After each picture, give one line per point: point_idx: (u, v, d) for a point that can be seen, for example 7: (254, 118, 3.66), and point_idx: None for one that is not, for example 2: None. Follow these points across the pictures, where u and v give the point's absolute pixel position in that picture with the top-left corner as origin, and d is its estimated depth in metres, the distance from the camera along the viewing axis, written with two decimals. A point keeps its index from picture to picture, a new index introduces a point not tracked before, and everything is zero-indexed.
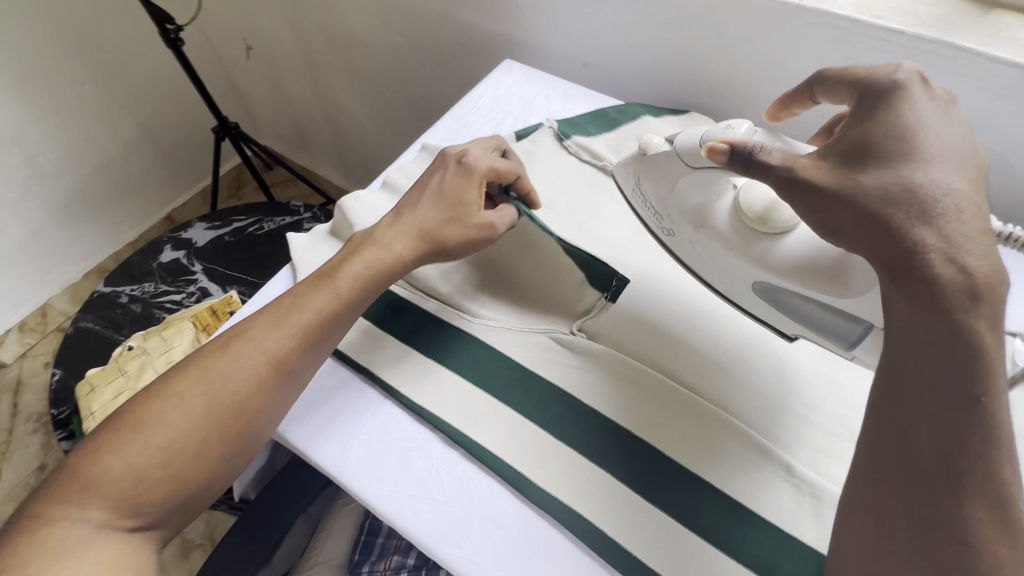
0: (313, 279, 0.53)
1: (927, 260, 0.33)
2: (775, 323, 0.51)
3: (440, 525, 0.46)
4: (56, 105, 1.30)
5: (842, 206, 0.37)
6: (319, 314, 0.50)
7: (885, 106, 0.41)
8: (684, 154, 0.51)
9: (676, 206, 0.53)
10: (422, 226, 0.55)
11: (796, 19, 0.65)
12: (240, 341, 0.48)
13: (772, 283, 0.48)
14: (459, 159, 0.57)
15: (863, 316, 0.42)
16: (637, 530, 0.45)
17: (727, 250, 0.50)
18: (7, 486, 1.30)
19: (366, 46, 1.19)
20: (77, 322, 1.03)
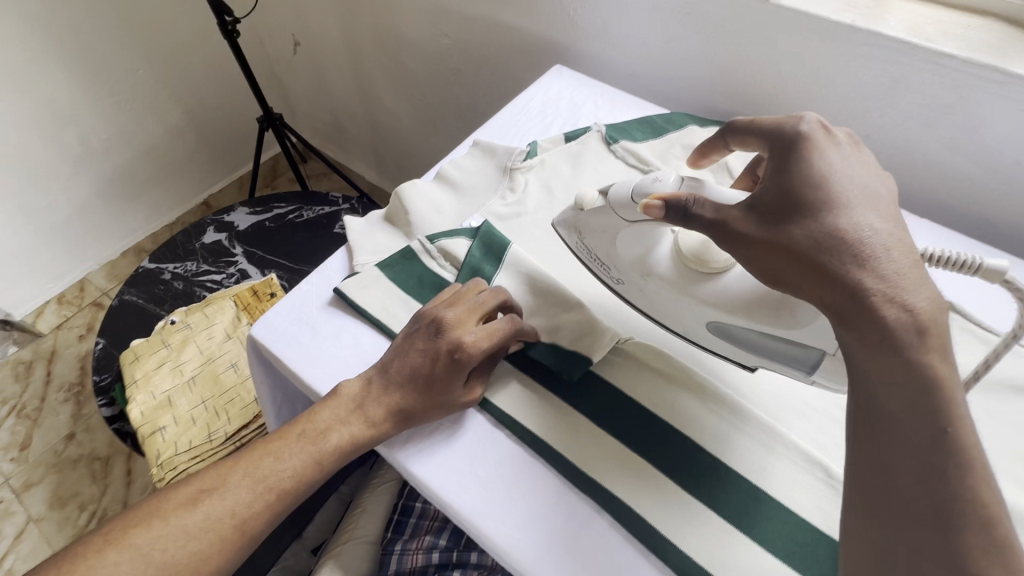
0: (293, 434, 0.50)
1: (872, 302, 0.35)
2: (735, 356, 0.53)
3: (486, 502, 0.48)
4: (111, 87, 1.36)
5: (786, 256, 0.39)
6: (295, 477, 0.48)
7: (802, 153, 0.43)
8: (617, 208, 0.51)
9: (620, 259, 0.55)
10: (407, 412, 0.50)
11: (847, 39, 0.66)
12: (211, 497, 0.47)
13: (728, 322, 0.50)
14: (455, 343, 0.50)
15: (809, 342, 0.45)
16: (676, 517, 0.46)
17: (679, 292, 0.52)
18: (36, 451, 1.33)
19: (413, 46, 1.22)
20: (120, 294, 1.07)
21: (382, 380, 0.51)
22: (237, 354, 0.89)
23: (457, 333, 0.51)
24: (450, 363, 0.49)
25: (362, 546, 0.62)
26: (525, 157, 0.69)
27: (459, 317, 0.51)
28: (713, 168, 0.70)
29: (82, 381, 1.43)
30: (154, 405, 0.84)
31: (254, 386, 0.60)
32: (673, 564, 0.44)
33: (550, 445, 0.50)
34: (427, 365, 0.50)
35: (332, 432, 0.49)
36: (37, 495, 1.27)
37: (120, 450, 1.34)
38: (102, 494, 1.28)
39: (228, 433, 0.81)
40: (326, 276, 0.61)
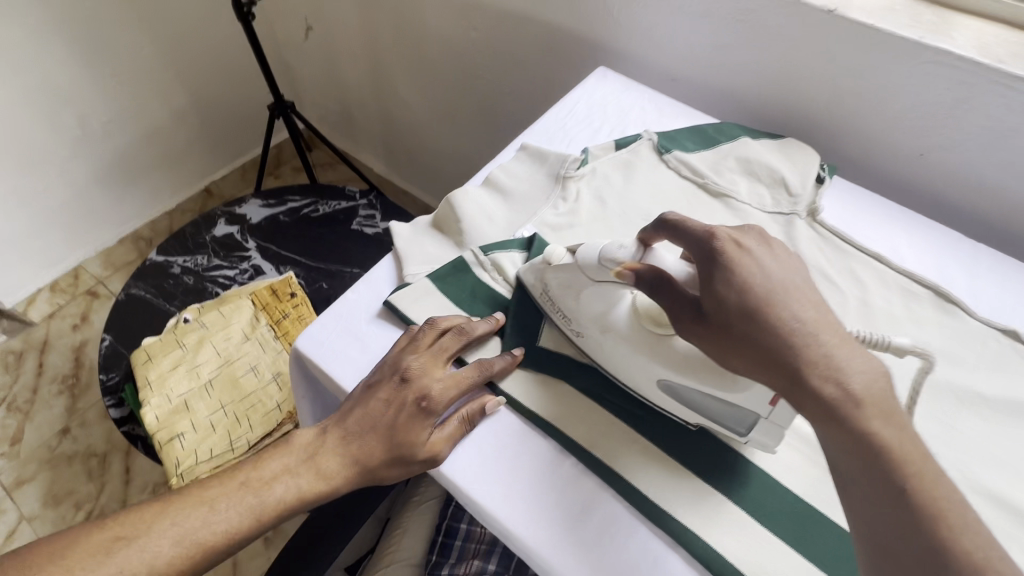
0: (237, 482, 0.45)
1: (812, 383, 0.37)
2: (678, 415, 0.50)
3: (556, 538, 0.45)
4: (113, 66, 1.29)
5: (729, 352, 0.40)
6: (229, 534, 0.44)
7: (717, 260, 0.42)
8: (585, 269, 0.49)
9: (582, 313, 0.51)
10: (363, 464, 0.46)
11: (912, 56, 0.65)
12: (129, 546, 0.42)
13: (676, 382, 0.47)
14: (419, 397, 0.47)
15: (746, 405, 0.44)
16: (750, 550, 0.44)
17: (633, 351, 0.48)
18: (29, 446, 1.27)
19: (437, 37, 1.18)
20: (127, 288, 1.02)
21: (338, 431, 0.47)
22: (257, 357, 0.85)
23: (422, 377, 0.48)
24: (418, 411, 0.47)
25: (407, 569, 0.63)
26: (578, 165, 0.66)
27: (425, 363, 0.49)
28: (771, 184, 0.68)
29: (77, 373, 1.37)
30: (170, 409, 0.79)
31: (295, 400, 0.57)
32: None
33: (620, 475, 0.47)
34: (391, 414, 0.47)
35: (279, 486, 0.45)
36: (31, 493, 1.22)
37: (118, 447, 1.29)
38: (99, 492, 1.23)
39: (251, 441, 0.78)
40: (374, 286, 0.58)
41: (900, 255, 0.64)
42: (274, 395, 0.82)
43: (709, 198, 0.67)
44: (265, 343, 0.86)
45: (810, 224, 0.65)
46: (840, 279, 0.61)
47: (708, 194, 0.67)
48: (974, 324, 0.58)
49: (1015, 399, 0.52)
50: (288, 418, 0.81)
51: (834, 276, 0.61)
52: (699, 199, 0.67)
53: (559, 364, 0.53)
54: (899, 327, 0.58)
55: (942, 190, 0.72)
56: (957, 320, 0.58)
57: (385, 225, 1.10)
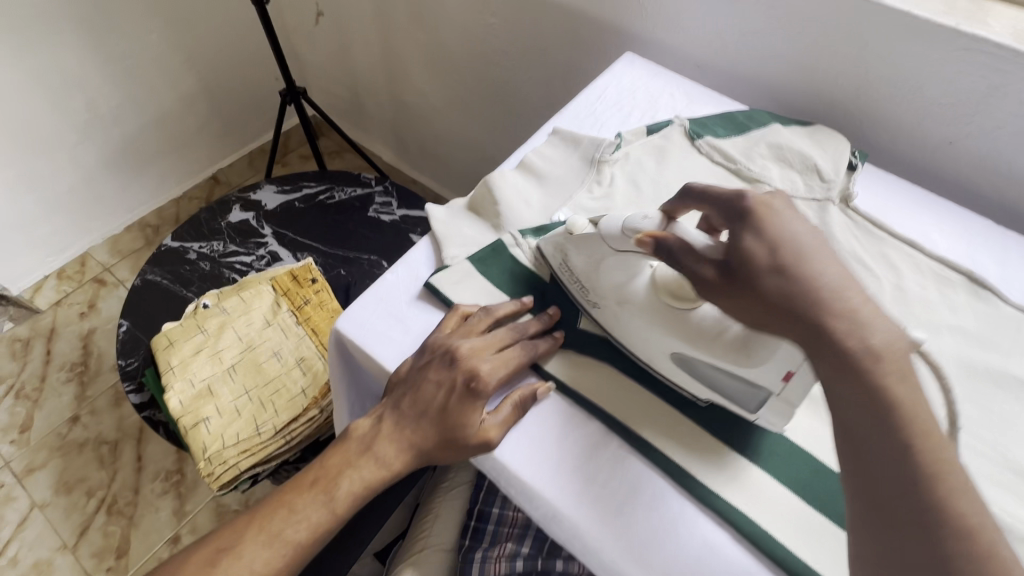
0: (308, 483, 0.48)
1: (837, 336, 0.35)
2: (688, 388, 0.49)
3: (603, 516, 0.45)
4: (123, 49, 1.27)
5: (750, 302, 0.39)
6: (311, 531, 0.47)
7: (747, 216, 0.41)
8: (607, 239, 0.48)
9: (601, 284, 0.50)
10: (421, 448, 0.47)
11: (947, 42, 0.64)
12: (228, 559, 0.46)
13: (690, 355, 0.46)
14: (468, 380, 0.47)
15: (760, 382, 0.43)
16: (800, 531, 0.44)
17: (648, 321, 0.48)
18: (39, 433, 1.26)
19: (454, 23, 1.17)
20: (143, 273, 1.01)
21: (394, 418, 0.48)
22: (280, 342, 0.84)
23: (473, 360, 0.48)
24: (467, 392, 0.47)
25: (440, 554, 0.64)
26: (613, 149, 0.66)
27: (476, 346, 0.49)
28: (803, 170, 0.67)
29: (86, 360, 1.36)
30: (194, 394, 0.79)
31: (332, 381, 0.58)
32: (786, 564, 0.42)
33: (665, 454, 0.47)
34: (442, 395, 0.47)
35: (345, 479, 0.47)
36: (42, 480, 1.21)
37: (129, 435, 1.28)
38: (111, 480, 1.22)
39: (277, 426, 0.78)
40: (412, 268, 0.58)
41: (931, 241, 0.64)
42: (299, 380, 0.81)
43: (741, 183, 0.67)
44: (288, 329, 0.86)
45: (843, 210, 0.65)
46: (874, 264, 0.61)
47: (740, 179, 0.67)
48: (1008, 309, 0.58)
49: None
50: (314, 403, 0.80)
51: (869, 262, 0.61)
52: (732, 184, 0.67)
53: (598, 346, 0.53)
54: (936, 313, 0.57)
55: (971, 178, 0.72)
56: (990, 305, 0.58)
57: (401, 213, 1.09)
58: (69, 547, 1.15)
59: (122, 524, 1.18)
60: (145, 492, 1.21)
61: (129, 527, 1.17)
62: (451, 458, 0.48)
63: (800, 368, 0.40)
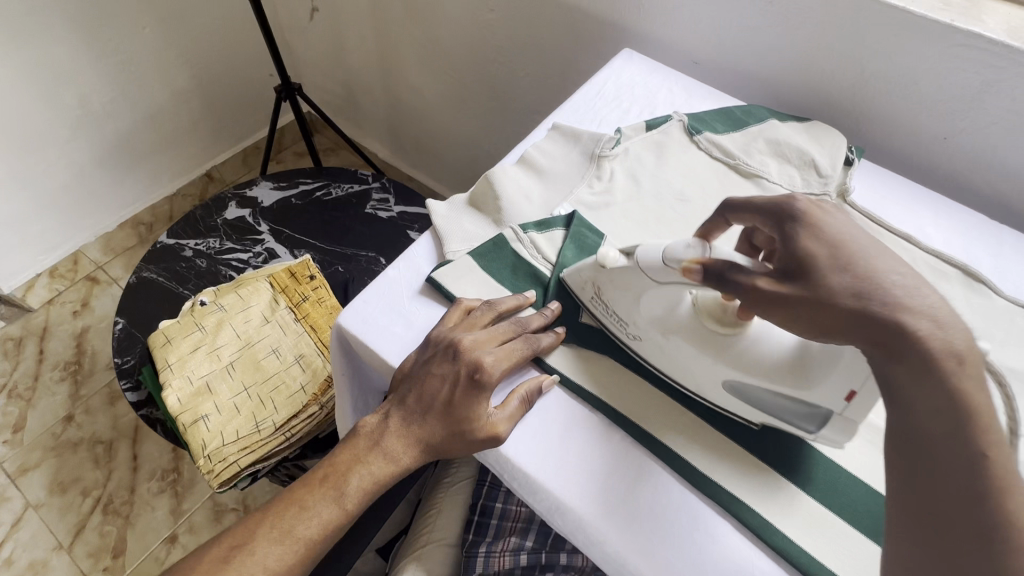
0: (317, 480, 0.48)
1: (915, 334, 0.33)
2: (738, 412, 0.48)
3: (610, 509, 0.45)
4: (115, 44, 1.25)
5: (823, 311, 0.37)
6: (322, 527, 0.47)
7: (797, 220, 0.41)
8: (649, 272, 0.46)
9: (643, 316, 0.48)
10: (429, 443, 0.47)
11: (943, 38, 0.65)
12: (240, 557, 0.46)
13: (744, 382, 0.45)
14: (472, 373, 0.47)
15: (818, 401, 0.42)
16: (801, 521, 0.44)
17: (697, 351, 0.46)
18: (32, 433, 1.25)
19: (450, 18, 1.16)
20: (139, 271, 1.00)
21: (400, 413, 0.48)
22: (279, 339, 0.84)
23: (476, 352, 0.48)
24: (471, 384, 0.47)
25: (442, 548, 0.64)
26: (612, 145, 0.66)
27: (479, 339, 0.49)
28: (801, 165, 0.68)
29: (79, 359, 1.35)
30: (193, 391, 0.78)
31: (333, 376, 0.58)
32: (788, 553, 0.43)
33: (668, 447, 0.48)
34: (447, 389, 0.47)
35: (354, 475, 0.47)
36: (36, 481, 1.20)
37: (124, 434, 1.27)
38: (107, 479, 1.21)
39: (277, 423, 0.78)
40: (414, 263, 0.58)
41: (926, 234, 0.65)
42: (298, 377, 0.81)
43: (740, 179, 0.68)
44: (287, 326, 0.85)
45: (840, 205, 0.66)
46: None
47: (739, 175, 0.67)
48: (1002, 302, 0.59)
49: None
50: (313, 400, 0.80)
51: None
52: (731, 180, 0.67)
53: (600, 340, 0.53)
54: None
55: (965, 173, 0.73)
56: (984, 297, 0.59)
57: (399, 209, 1.09)
58: (65, 547, 1.14)
59: (119, 523, 1.17)
60: (141, 491, 1.20)
61: (125, 526, 1.16)
62: (460, 453, 0.48)
63: (864, 386, 0.39)
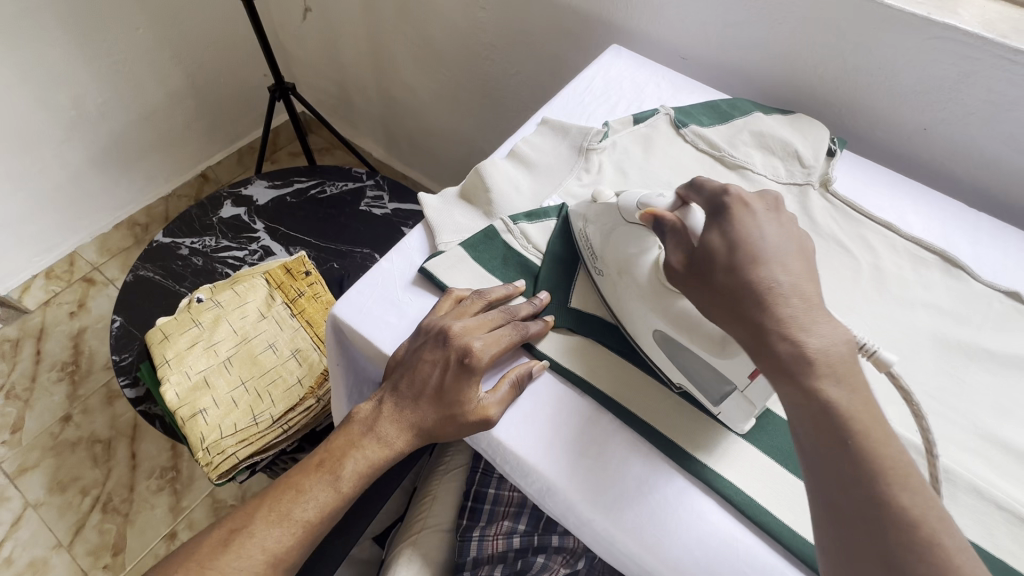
0: (313, 465, 0.49)
1: (770, 335, 0.38)
2: (665, 371, 0.51)
3: (596, 489, 0.47)
4: (108, 45, 1.26)
5: (707, 297, 0.42)
6: (319, 511, 0.48)
7: (719, 223, 0.43)
8: (623, 212, 0.53)
9: (610, 252, 0.53)
10: (421, 427, 0.49)
11: (920, 31, 0.67)
12: (240, 540, 0.47)
13: (672, 335, 0.48)
14: (462, 357, 0.48)
15: (728, 373, 0.45)
16: (783, 498, 0.46)
17: (641, 296, 0.50)
18: (31, 433, 1.26)
19: (442, 17, 1.18)
20: (135, 270, 1.01)
21: (394, 399, 0.50)
22: (274, 334, 0.85)
23: (466, 338, 0.49)
24: (461, 369, 0.48)
25: (437, 534, 0.65)
26: (601, 138, 0.68)
27: (469, 325, 0.50)
28: (784, 156, 0.70)
29: (76, 360, 1.36)
30: (190, 386, 0.79)
31: (328, 366, 0.59)
32: (770, 529, 0.44)
33: (654, 429, 0.49)
34: (438, 374, 0.49)
35: (350, 460, 0.49)
36: (35, 481, 1.20)
37: (122, 433, 1.27)
38: (105, 478, 1.22)
39: (275, 416, 0.79)
40: (407, 255, 0.59)
41: (906, 223, 0.66)
42: (295, 370, 0.82)
43: (725, 170, 0.69)
44: (283, 322, 0.86)
45: (822, 194, 0.67)
46: (853, 246, 0.63)
47: (724, 166, 0.69)
48: (979, 286, 0.60)
49: (1015, 354, 0.55)
50: (310, 393, 0.81)
51: (847, 243, 0.63)
52: (716, 171, 0.69)
53: (588, 327, 0.54)
54: (910, 290, 0.60)
55: (945, 163, 0.74)
56: (962, 282, 0.61)
57: (392, 206, 1.10)
58: (64, 545, 1.15)
59: (118, 521, 1.18)
60: (140, 489, 1.21)
61: (125, 524, 1.17)
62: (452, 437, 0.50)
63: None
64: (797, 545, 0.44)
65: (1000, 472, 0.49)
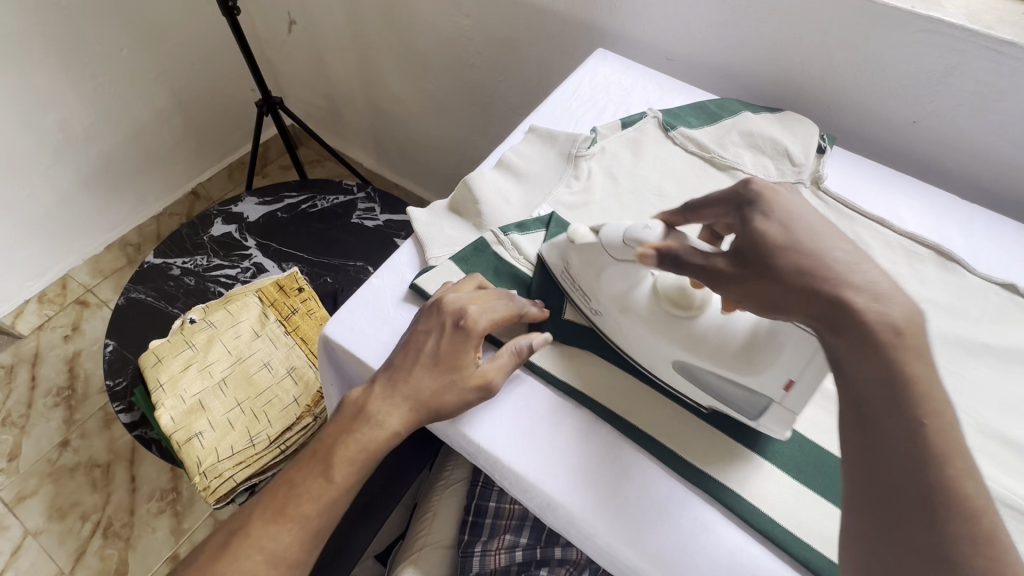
0: (307, 456, 0.48)
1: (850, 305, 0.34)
2: (690, 395, 0.49)
3: (596, 499, 0.46)
4: (93, 67, 1.25)
5: (775, 289, 0.37)
6: (317, 503, 0.46)
7: (754, 205, 0.41)
8: (608, 249, 0.49)
9: (603, 293, 0.51)
10: (417, 398, 0.47)
11: (904, 25, 0.67)
12: (237, 543, 0.45)
13: (694, 363, 0.46)
14: (457, 318, 0.49)
15: (760, 389, 0.44)
16: (785, 503, 0.45)
17: (650, 329, 0.48)
18: (28, 460, 1.24)
19: (426, 26, 1.17)
20: (127, 292, 1.00)
21: (384, 381, 0.48)
22: (269, 353, 0.84)
23: (459, 304, 0.50)
24: (457, 330, 0.48)
25: (440, 551, 0.65)
26: (589, 144, 0.67)
27: (462, 294, 0.51)
28: (774, 156, 0.69)
29: (72, 384, 1.34)
30: (185, 409, 0.78)
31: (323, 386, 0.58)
32: (773, 535, 0.44)
33: (652, 438, 0.49)
34: (430, 343, 0.48)
35: (343, 446, 0.47)
36: (34, 508, 1.19)
37: (121, 456, 1.26)
38: (105, 502, 1.21)
39: (271, 436, 0.78)
40: (397, 271, 0.58)
41: (900, 218, 0.66)
42: (291, 389, 0.82)
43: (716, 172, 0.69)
44: (277, 340, 0.86)
45: (814, 192, 0.67)
46: None
47: (715, 168, 0.68)
48: (974, 279, 0.60)
49: (1014, 347, 0.55)
50: (307, 411, 0.80)
51: None
52: (707, 172, 0.68)
53: (584, 339, 0.54)
54: (906, 286, 0.60)
55: (934, 155, 0.74)
56: (957, 276, 0.60)
57: (384, 218, 1.09)
58: (66, 572, 1.13)
59: (120, 546, 1.16)
60: (141, 512, 1.20)
61: (126, 549, 1.16)
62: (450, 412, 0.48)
63: (802, 375, 0.41)
64: (800, 552, 0.43)
65: (1002, 468, 0.48)
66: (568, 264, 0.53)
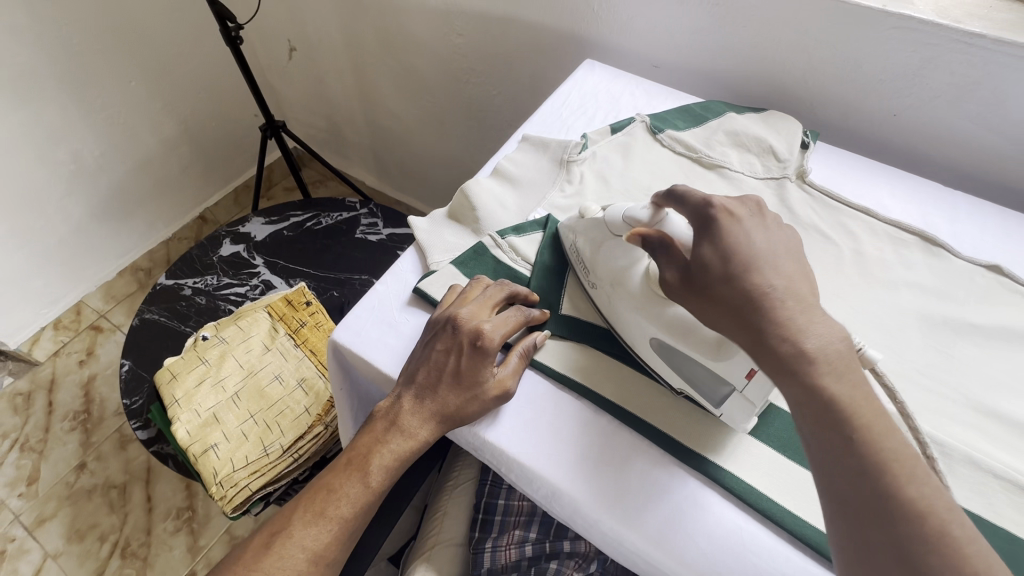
0: (343, 465, 0.50)
1: None
2: (663, 376, 0.52)
3: (598, 484, 0.48)
4: (102, 99, 1.30)
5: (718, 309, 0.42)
6: (354, 507, 0.49)
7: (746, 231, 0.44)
8: (610, 226, 0.54)
9: (602, 266, 0.55)
10: (443, 412, 0.49)
11: (878, 23, 0.69)
12: (280, 542, 0.48)
13: (672, 344, 0.48)
14: (474, 340, 0.50)
15: (723, 374, 0.46)
16: (782, 484, 0.47)
17: (637, 306, 0.51)
18: (46, 483, 1.27)
19: (421, 45, 1.21)
20: (141, 313, 1.03)
21: (413, 395, 0.50)
22: (280, 366, 0.87)
23: (476, 322, 0.51)
24: (476, 351, 0.50)
25: (452, 548, 0.67)
26: (580, 149, 0.70)
27: (476, 311, 0.52)
28: (760, 154, 0.72)
29: (87, 409, 1.37)
30: (201, 423, 0.80)
31: (333, 392, 0.61)
32: (772, 515, 0.45)
33: (651, 425, 0.50)
34: (454, 360, 0.50)
35: (378, 456, 0.49)
36: (52, 531, 1.21)
37: (137, 476, 1.29)
38: (123, 523, 1.23)
39: (284, 446, 0.80)
40: (400, 277, 0.61)
41: (885, 207, 0.68)
42: (301, 400, 0.84)
43: (704, 171, 0.71)
44: (287, 353, 0.88)
45: (800, 186, 0.69)
46: (834, 233, 0.64)
47: (702, 167, 0.71)
48: (960, 263, 0.62)
49: (1001, 326, 0.57)
50: (319, 420, 0.82)
51: (826, 230, 0.65)
52: (696, 171, 0.71)
53: (585, 336, 0.56)
54: (893, 271, 0.61)
55: (915, 146, 0.77)
56: (943, 260, 0.62)
57: (387, 232, 1.13)
58: None
59: (137, 566, 1.18)
60: (157, 532, 1.22)
61: (144, 568, 1.18)
62: (473, 420, 0.51)
63: None
64: (798, 529, 0.45)
65: (993, 444, 0.50)
66: (576, 243, 0.58)
